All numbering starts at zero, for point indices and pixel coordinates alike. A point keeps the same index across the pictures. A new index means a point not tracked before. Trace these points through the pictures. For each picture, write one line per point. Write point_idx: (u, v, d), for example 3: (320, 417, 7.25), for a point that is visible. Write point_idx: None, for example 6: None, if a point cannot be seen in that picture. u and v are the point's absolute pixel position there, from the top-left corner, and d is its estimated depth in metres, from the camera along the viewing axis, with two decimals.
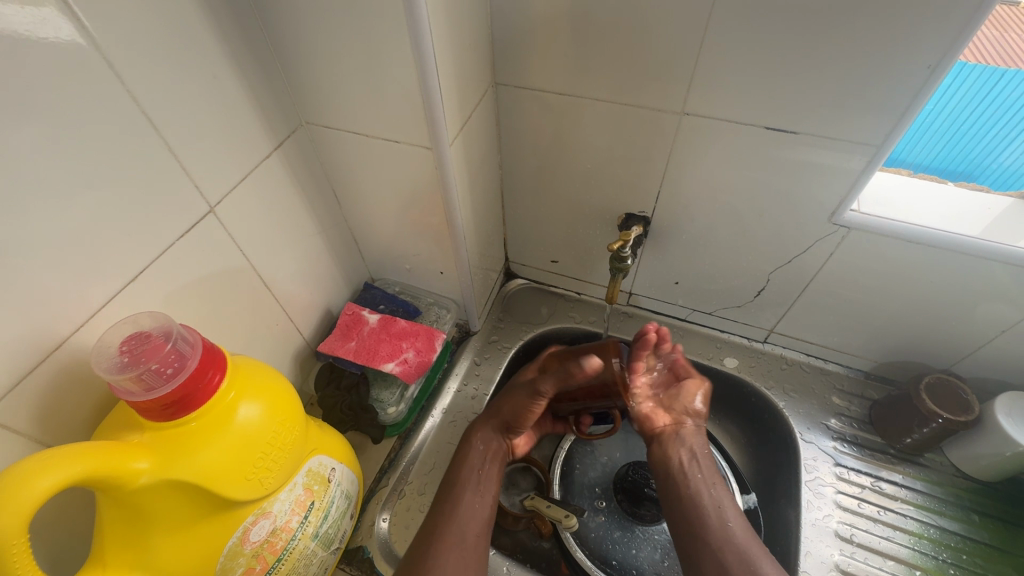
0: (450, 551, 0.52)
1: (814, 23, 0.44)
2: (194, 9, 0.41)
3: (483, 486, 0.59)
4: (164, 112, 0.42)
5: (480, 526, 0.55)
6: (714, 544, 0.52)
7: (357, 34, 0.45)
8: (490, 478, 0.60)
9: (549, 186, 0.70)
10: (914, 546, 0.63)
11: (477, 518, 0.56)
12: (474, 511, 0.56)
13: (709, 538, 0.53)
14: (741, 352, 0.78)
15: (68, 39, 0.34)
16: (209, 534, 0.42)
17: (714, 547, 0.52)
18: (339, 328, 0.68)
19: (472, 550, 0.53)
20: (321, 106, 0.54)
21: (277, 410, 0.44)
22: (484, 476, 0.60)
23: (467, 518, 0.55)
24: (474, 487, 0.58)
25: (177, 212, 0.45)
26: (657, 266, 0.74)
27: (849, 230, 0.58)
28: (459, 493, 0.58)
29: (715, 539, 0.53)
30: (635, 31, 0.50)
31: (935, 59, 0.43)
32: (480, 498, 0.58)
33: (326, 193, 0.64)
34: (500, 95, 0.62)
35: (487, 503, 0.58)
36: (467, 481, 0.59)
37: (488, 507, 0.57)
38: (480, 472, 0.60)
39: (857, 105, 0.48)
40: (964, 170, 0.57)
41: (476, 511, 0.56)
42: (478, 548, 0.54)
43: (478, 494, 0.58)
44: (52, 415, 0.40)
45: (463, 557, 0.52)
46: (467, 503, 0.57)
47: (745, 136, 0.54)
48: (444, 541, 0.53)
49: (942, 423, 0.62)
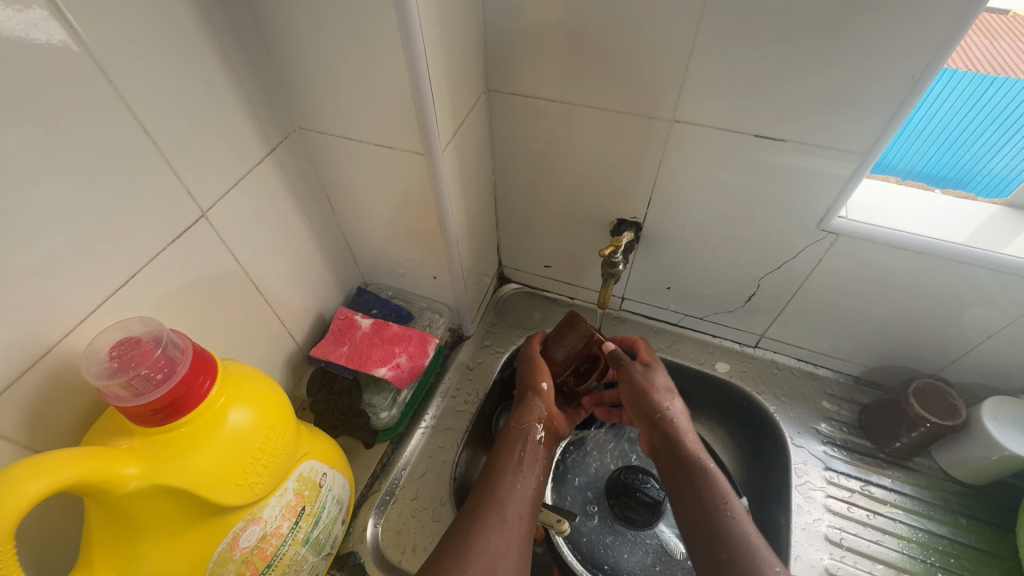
0: (492, 532, 0.50)
1: (800, 34, 0.45)
2: (188, 15, 0.42)
3: (525, 468, 0.57)
4: (156, 117, 0.42)
5: (522, 509, 0.53)
6: (725, 554, 0.48)
7: (351, 40, 0.46)
8: (534, 458, 0.58)
9: (542, 191, 0.70)
10: (903, 550, 0.63)
11: (519, 499, 0.54)
12: (515, 493, 0.54)
13: (719, 548, 0.48)
14: (733, 357, 0.79)
15: (60, 44, 0.34)
16: (198, 539, 0.42)
17: (723, 556, 0.48)
18: (332, 332, 0.68)
19: (516, 531, 0.51)
20: (315, 112, 0.54)
21: (268, 415, 0.44)
22: (527, 456, 0.58)
23: (508, 499, 0.53)
24: (515, 468, 0.56)
25: (167, 216, 0.45)
26: (649, 272, 0.74)
27: (837, 236, 0.58)
28: (501, 473, 0.56)
29: (726, 548, 0.48)
30: (625, 38, 0.51)
31: (919, 69, 0.44)
32: (523, 480, 0.56)
33: (320, 198, 0.64)
34: (493, 100, 0.62)
35: (528, 484, 0.56)
36: (507, 463, 0.57)
37: (529, 489, 0.55)
38: (521, 454, 0.58)
39: (844, 114, 0.49)
40: (954, 176, 0.58)
41: (521, 492, 0.54)
42: (521, 527, 0.52)
43: (521, 473, 0.56)
44: (39, 421, 0.39)
45: (509, 536, 0.50)
46: (508, 483, 0.55)
47: (734, 143, 0.55)
48: (485, 522, 0.51)
49: (929, 427, 0.63)
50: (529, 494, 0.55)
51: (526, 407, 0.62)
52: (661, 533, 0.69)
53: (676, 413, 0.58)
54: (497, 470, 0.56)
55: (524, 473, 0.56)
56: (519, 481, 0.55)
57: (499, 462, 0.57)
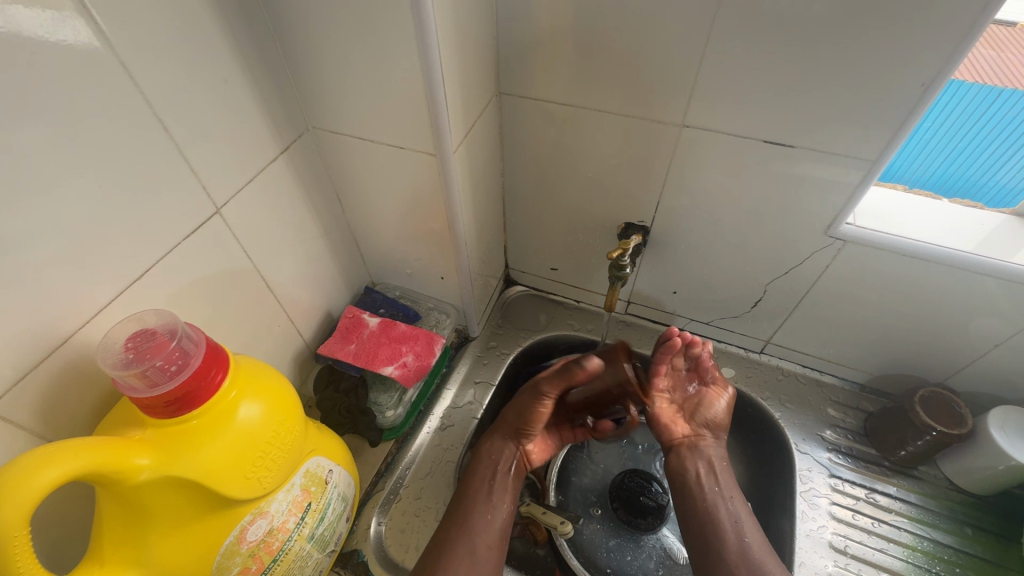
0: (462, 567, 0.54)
1: (810, 42, 0.46)
2: (207, 14, 0.43)
3: (496, 496, 0.60)
4: (174, 114, 0.42)
5: (491, 538, 0.57)
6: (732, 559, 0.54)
7: (365, 42, 0.46)
8: (502, 487, 0.61)
9: (550, 194, 0.71)
10: (908, 559, 0.63)
11: (489, 530, 0.58)
12: (484, 524, 0.58)
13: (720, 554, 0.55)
14: (738, 362, 0.79)
15: (85, 42, 0.35)
16: (206, 532, 0.42)
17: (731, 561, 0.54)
18: (339, 331, 0.68)
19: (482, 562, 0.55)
20: (328, 112, 0.55)
21: (277, 409, 0.45)
22: (498, 486, 0.61)
23: (477, 531, 0.57)
24: (485, 498, 0.60)
25: (182, 211, 0.46)
26: (655, 276, 0.75)
27: (845, 243, 0.59)
28: (472, 501, 0.59)
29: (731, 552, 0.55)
30: (637, 43, 0.52)
31: (928, 77, 0.45)
32: (496, 507, 0.59)
33: (330, 197, 0.64)
34: (503, 104, 0.63)
35: (499, 514, 0.59)
36: (477, 493, 0.60)
37: (501, 518, 0.59)
38: (491, 482, 0.61)
39: (853, 121, 0.49)
40: (961, 186, 0.59)
41: (488, 522, 0.58)
42: (490, 558, 0.56)
43: (491, 504, 0.59)
44: (55, 410, 0.40)
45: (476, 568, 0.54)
46: (482, 512, 0.58)
47: (743, 148, 0.55)
48: (455, 552, 0.55)
49: (936, 435, 0.63)
50: (500, 524, 0.59)
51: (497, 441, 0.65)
52: (664, 537, 0.70)
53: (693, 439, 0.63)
54: (466, 501, 0.59)
55: (495, 503, 0.60)
56: (489, 511, 0.59)
57: (469, 491, 0.60)
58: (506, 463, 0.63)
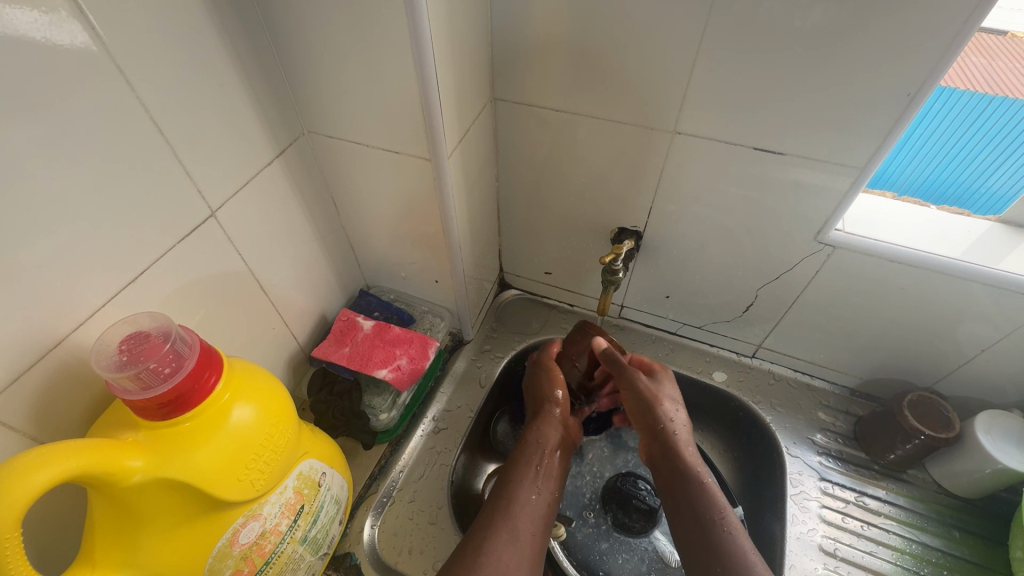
0: (501, 539, 0.50)
1: (799, 51, 0.46)
2: (204, 19, 0.43)
3: (541, 482, 0.56)
4: (170, 118, 0.43)
5: (535, 523, 0.53)
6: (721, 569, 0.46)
7: (361, 48, 0.47)
8: (550, 471, 0.57)
9: (544, 199, 0.71)
10: (897, 562, 0.64)
11: (532, 515, 0.53)
12: (528, 507, 0.53)
13: (714, 563, 0.46)
14: (730, 366, 0.79)
15: (82, 45, 0.35)
16: (198, 534, 0.42)
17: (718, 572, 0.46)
18: (333, 333, 0.69)
19: (527, 548, 0.50)
20: (324, 116, 0.55)
21: (271, 412, 0.45)
22: (544, 469, 0.57)
23: (520, 514, 0.52)
24: (532, 479, 0.56)
25: (177, 214, 0.46)
26: (648, 281, 0.75)
27: (834, 249, 0.59)
28: (516, 483, 0.55)
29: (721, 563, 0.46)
30: (629, 51, 0.52)
31: (914, 87, 0.45)
32: (536, 494, 0.55)
33: (325, 200, 0.65)
34: (498, 109, 0.63)
35: (541, 499, 0.55)
36: (524, 473, 0.56)
37: (543, 504, 0.54)
38: (538, 467, 0.57)
39: (841, 129, 0.50)
40: (951, 194, 0.60)
41: (533, 504, 0.54)
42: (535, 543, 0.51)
43: (535, 487, 0.55)
44: (49, 413, 0.40)
45: (520, 554, 0.49)
46: (523, 496, 0.54)
47: (733, 155, 0.56)
48: (493, 531, 0.50)
49: (924, 439, 0.63)
50: (542, 509, 0.54)
51: (542, 420, 0.61)
52: (656, 540, 0.70)
53: (671, 419, 0.56)
54: (511, 483, 0.55)
55: (538, 486, 0.55)
56: (532, 494, 0.54)
57: (514, 473, 0.56)
58: (556, 437, 0.60)
